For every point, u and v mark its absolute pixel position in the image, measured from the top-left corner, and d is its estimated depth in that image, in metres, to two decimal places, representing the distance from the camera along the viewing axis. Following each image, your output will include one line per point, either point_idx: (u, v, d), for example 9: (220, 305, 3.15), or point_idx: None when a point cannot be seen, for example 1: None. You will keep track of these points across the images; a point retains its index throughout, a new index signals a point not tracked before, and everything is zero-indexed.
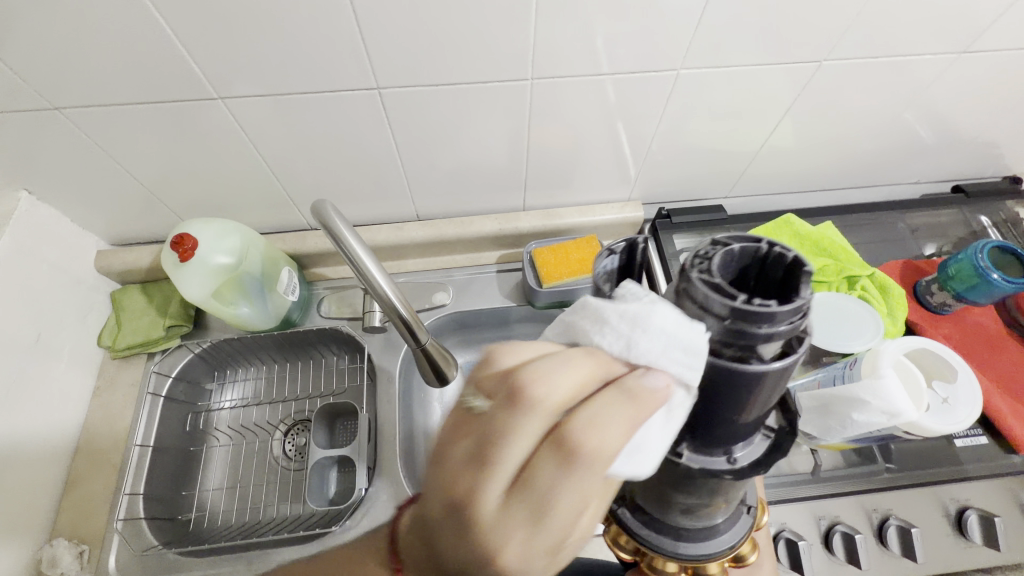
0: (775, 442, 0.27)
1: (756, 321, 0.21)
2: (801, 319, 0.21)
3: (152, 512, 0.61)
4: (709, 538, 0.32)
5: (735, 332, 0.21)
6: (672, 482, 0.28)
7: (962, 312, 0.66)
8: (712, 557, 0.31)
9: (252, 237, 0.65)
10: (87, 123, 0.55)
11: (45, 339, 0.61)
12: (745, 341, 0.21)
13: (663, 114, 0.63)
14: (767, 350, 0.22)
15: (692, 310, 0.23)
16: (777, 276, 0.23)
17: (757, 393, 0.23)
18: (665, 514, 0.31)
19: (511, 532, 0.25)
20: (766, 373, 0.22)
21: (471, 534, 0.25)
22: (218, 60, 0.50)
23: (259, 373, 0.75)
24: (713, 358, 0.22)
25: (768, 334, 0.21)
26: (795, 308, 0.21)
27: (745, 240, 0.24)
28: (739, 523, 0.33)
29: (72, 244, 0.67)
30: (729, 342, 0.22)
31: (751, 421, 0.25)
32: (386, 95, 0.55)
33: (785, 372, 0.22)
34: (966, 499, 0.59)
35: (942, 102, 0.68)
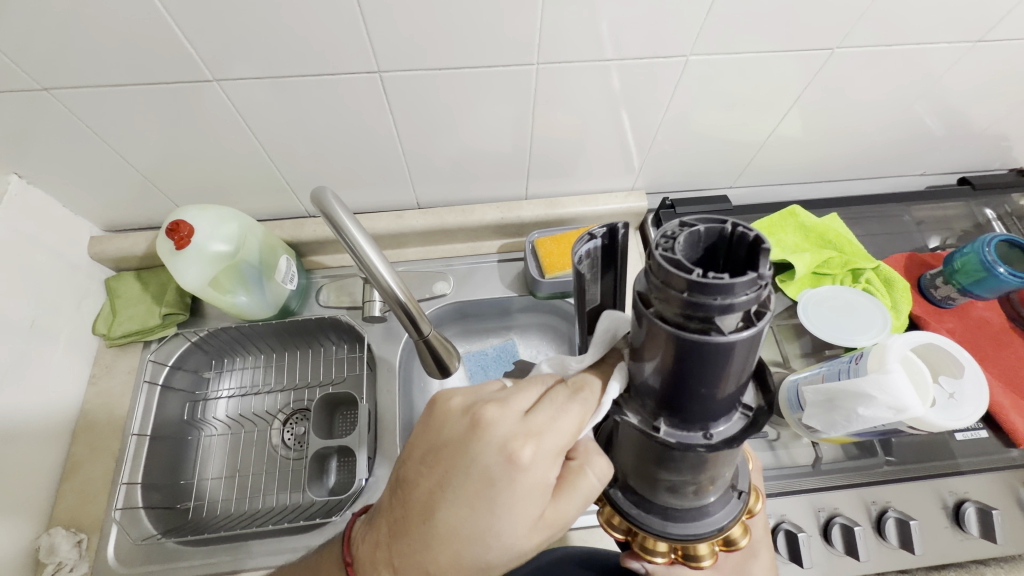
0: (752, 419, 0.26)
1: (712, 293, 0.20)
2: (757, 290, 0.20)
3: (150, 501, 0.61)
4: (698, 518, 0.31)
5: (693, 305, 0.21)
6: (655, 459, 0.28)
7: (966, 306, 0.66)
8: (701, 538, 0.31)
9: (250, 225, 0.64)
10: (79, 105, 0.53)
11: (39, 327, 0.60)
12: (705, 313, 0.21)
13: (671, 102, 0.62)
14: (727, 322, 0.21)
15: (655, 284, 0.22)
16: (740, 253, 0.22)
17: (724, 364, 0.22)
18: (653, 493, 0.31)
19: (511, 432, 0.33)
20: (731, 345, 0.21)
21: (484, 431, 0.34)
22: (213, 39, 0.48)
23: (258, 362, 0.74)
24: (677, 331, 0.22)
25: (726, 305, 0.20)
26: (754, 279, 0.20)
27: (708, 219, 0.22)
28: (730, 506, 0.32)
29: (65, 229, 0.65)
30: (690, 316, 0.21)
31: (725, 395, 0.24)
32: (388, 79, 0.54)
33: (749, 343, 0.22)
34: (963, 492, 0.59)
35: (953, 93, 0.67)
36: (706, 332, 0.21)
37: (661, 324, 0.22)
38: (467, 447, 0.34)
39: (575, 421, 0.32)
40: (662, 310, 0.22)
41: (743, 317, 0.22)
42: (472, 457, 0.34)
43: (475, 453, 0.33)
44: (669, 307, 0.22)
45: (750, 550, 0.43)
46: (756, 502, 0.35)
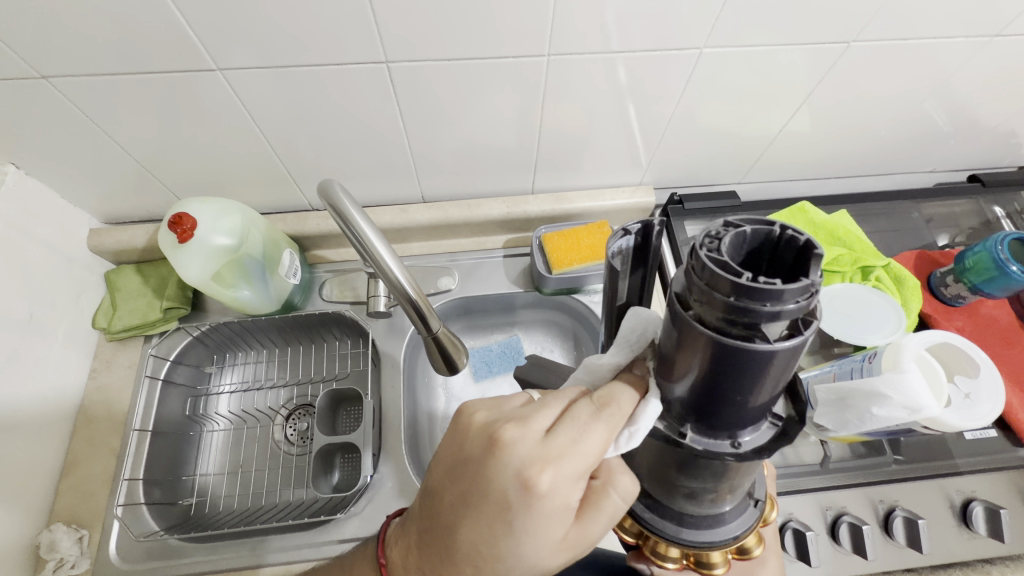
0: (781, 430, 0.25)
1: (761, 300, 0.19)
2: (809, 298, 0.19)
3: (152, 497, 0.60)
4: (713, 527, 0.30)
5: (738, 310, 0.20)
6: (677, 464, 0.27)
7: (976, 304, 0.66)
8: (715, 547, 0.30)
9: (253, 218, 0.63)
10: (78, 94, 0.52)
11: (38, 319, 0.59)
12: (750, 320, 0.20)
13: (681, 96, 0.61)
14: (772, 330, 0.20)
15: (697, 286, 0.21)
16: (789, 257, 0.21)
17: (765, 374, 0.21)
18: (670, 500, 0.30)
19: (538, 456, 0.32)
20: (775, 354, 0.20)
21: (502, 453, 0.32)
22: (215, 27, 0.47)
23: (260, 357, 0.73)
24: (719, 337, 0.21)
25: (774, 313, 0.19)
26: (804, 286, 0.19)
27: (755, 221, 0.21)
28: (746, 515, 0.31)
29: (63, 221, 0.64)
30: (735, 321, 0.20)
31: (759, 404, 0.23)
32: (394, 70, 0.53)
33: (793, 354, 0.21)
34: (971, 492, 0.59)
35: (965, 91, 0.66)
36: (750, 342, 0.20)
37: (701, 329, 0.21)
38: (484, 471, 0.33)
39: (597, 444, 0.31)
40: (702, 314, 0.21)
41: (787, 327, 0.21)
42: (490, 480, 0.32)
43: (493, 478, 0.32)
44: (712, 309, 0.21)
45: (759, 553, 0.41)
46: (769, 511, 0.35)
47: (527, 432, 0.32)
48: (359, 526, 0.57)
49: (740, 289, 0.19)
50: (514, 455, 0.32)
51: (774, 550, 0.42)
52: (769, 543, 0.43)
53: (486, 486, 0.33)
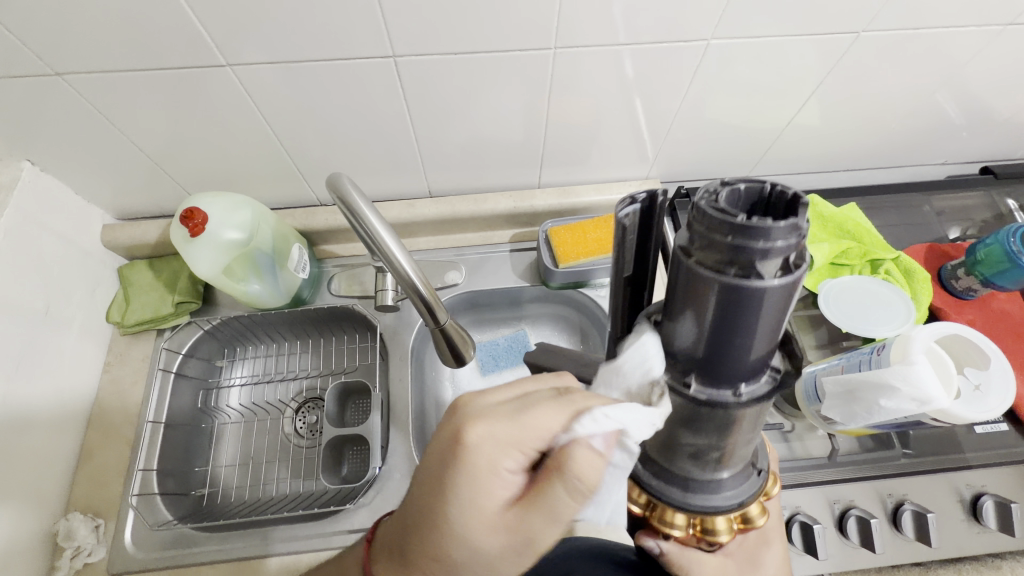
0: (780, 380, 0.25)
1: (753, 236, 0.19)
2: (800, 235, 0.19)
3: (166, 487, 0.61)
4: (717, 489, 0.30)
5: (733, 250, 0.20)
6: (680, 421, 0.27)
7: (988, 298, 0.65)
8: (722, 512, 0.29)
9: (263, 212, 0.63)
10: (91, 91, 0.53)
11: (54, 313, 0.60)
12: (745, 257, 0.20)
13: (688, 90, 0.61)
14: (769, 269, 0.20)
15: (695, 230, 0.21)
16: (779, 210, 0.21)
17: (761, 313, 0.21)
18: (675, 462, 0.29)
19: (491, 417, 0.34)
20: (768, 292, 0.20)
21: (465, 407, 0.36)
22: (224, 22, 0.47)
23: (269, 351, 0.74)
24: (715, 278, 0.21)
25: (765, 250, 0.19)
26: (797, 226, 0.19)
27: (748, 179, 0.22)
28: (750, 483, 0.30)
29: (78, 216, 0.65)
30: (730, 261, 0.20)
31: (760, 350, 0.23)
32: (401, 64, 0.53)
33: (789, 292, 0.20)
34: (981, 486, 0.58)
35: (977, 82, 0.65)
36: (745, 277, 0.20)
37: (700, 272, 0.21)
38: (446, 423, 0.36)
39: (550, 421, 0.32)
40: (700, 259, 0.21)
41: (782, 265, 0.20)
42: (448, 429, 0.36)
43: (450, 428, 0.36)
44: (710, 254, 0.21)
45: (763, 538, 0.43)
46: (773, 485, 0.34)
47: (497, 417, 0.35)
48: (368, 517, 0.57)
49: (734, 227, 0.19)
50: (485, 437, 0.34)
51: (779, 535, 0.43)
52: (774, 528, 0.44)
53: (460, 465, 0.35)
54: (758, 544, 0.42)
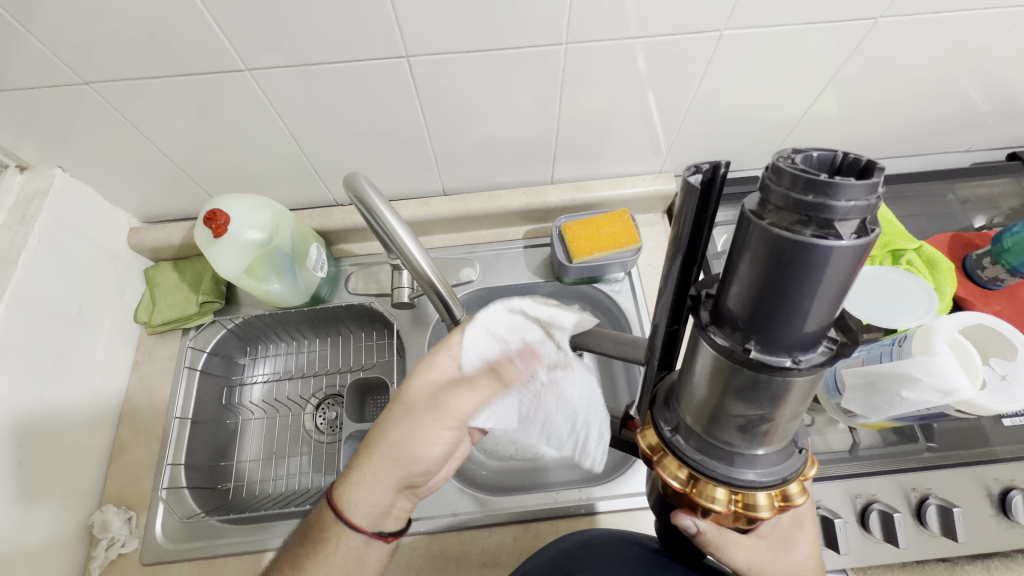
0: (836, 352, 0.23)
1: (831, 194, 0.19)
2: (879, 195, 0.19)
3: (193, 481, 0.63)
4: (757, 466, 0.29)
5: (812, 207, 0.19)
6: (734, 389, 0.25)
7: (1016, 287, 0.63)
8: (763, 488, 0.28)
9: (282, 213, 0.65)
10: (118, 98, 0.54)
11: (86, 313, 0.63)
12: (823, 216, 0.19)
13: (701, 82, 0.61)
14: (846, 229, 0.19)
15: (771, 191, 0.20)
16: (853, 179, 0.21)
17: (835, 277, 0.20)
18: (719, 435, 0.28)
19: None
20: (842, 251, 0.19)
21: None
22: (243, 28, 0.48)
23: (289, 349, 0.76)
24: (790, 237, 0.20)
25: (847, 209, 0.19)
26: (875, 186, 0.19)
27: (820, 148, 0.21)
28: (790, 460, 0.30)
29: (107, 220, 0.68)
30: (807, 218, 0.20)
31: (823, 316, 0.22)
32: (414, 64, 0.54)
33: (863, 254, 0.19)
34: (1010, 480, 0.57)
35: (1003, 65, 0.64)
36: (823, 236, 0.19)
37: (774, 231, 0.20)
38: None
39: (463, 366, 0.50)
40: (774, 219, 0.21)
41: (856, 227, 0.20)
42: None
43: None
44: (785, 213, 0.20)
45: (796, 521, 0.42)
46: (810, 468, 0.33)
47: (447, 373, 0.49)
48: None
49: (814, 185, 0.19)
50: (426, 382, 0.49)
51: (810, 520, 0.43)
52: (805, 512, 0.44)
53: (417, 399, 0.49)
54: (791, 526, 0.42)
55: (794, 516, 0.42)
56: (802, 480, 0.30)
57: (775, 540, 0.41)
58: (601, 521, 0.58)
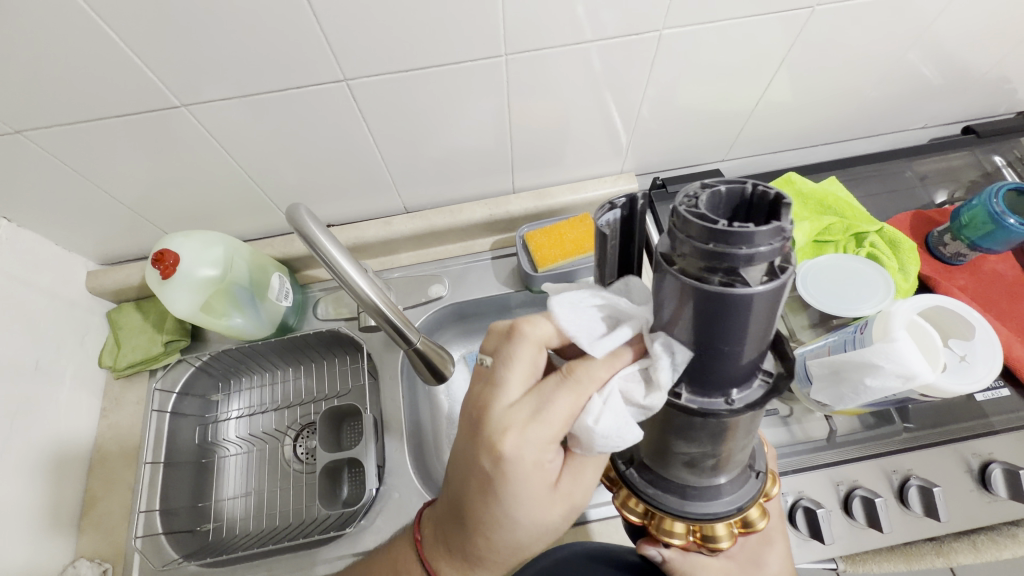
0: (772, 386, 0.25)
1: (735, 243, 0.19)
2: (780, 240, 0.19)
3: (170, 526, 0.62)
4: (715, 497, 0.30)
5: (715, 256, 0.20)
6: (676, 431, 0.27)
7: (977, 261, 0.65)
8: (720, 518, 0.30)
9: (236, 246, 0.64)
10: (54, 144, 0.53)
11: (44, 365, 0.61)
12: (728, 265, 0.20)
13: (649, 80, 0.60)
14: (753, 275, 0.20)
15: (680, 241, 0.21)
16: (762, 210, 0.21)
17: (752, 321, 0.21)
18: (671, 472, 0.30)
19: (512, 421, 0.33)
20: (755, 297, 0.20)
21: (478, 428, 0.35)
22: (176, 64, 0.47)
23: (264, 381, 0.75)
24: (699, 287, 0.21)
25: (750, 256, 0.19)
26: (778, 229, 0.19)
27: (730, 184, 0.21)
28: (746, 486, 0.31)
29: (60, 268, 0.66)
30: (713, 268, 0.20)
31: (750, 358, 0.23)
32: (356, 87, 0.53)
33: (774, 296, 0.20)
34: (989, 453, 0.57)
35: (948, 40, 0.64)
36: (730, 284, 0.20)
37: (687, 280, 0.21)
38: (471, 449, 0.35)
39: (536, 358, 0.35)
40: (684, 266, 0.21)
41: (766, 269, 0.20)
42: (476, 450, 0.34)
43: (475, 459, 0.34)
44: (694, 260, 0.20)
45: (765, 537, 0.41)
46: (771, 486, 0.35)
47: (501, 396, 0.34)
48: (373, 539, 0.57)
49: (717, 235, 0.19)
50: (483, 429, 0.34)
51: (781, 531, 0.42)
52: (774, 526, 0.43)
53: (467, 461, 0.35)
54: (759, 544, 0.41)
55: (762, 532, 0.42)
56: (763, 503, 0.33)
57: (744, 559, 0.40)
58: (586, 532, 0.57)
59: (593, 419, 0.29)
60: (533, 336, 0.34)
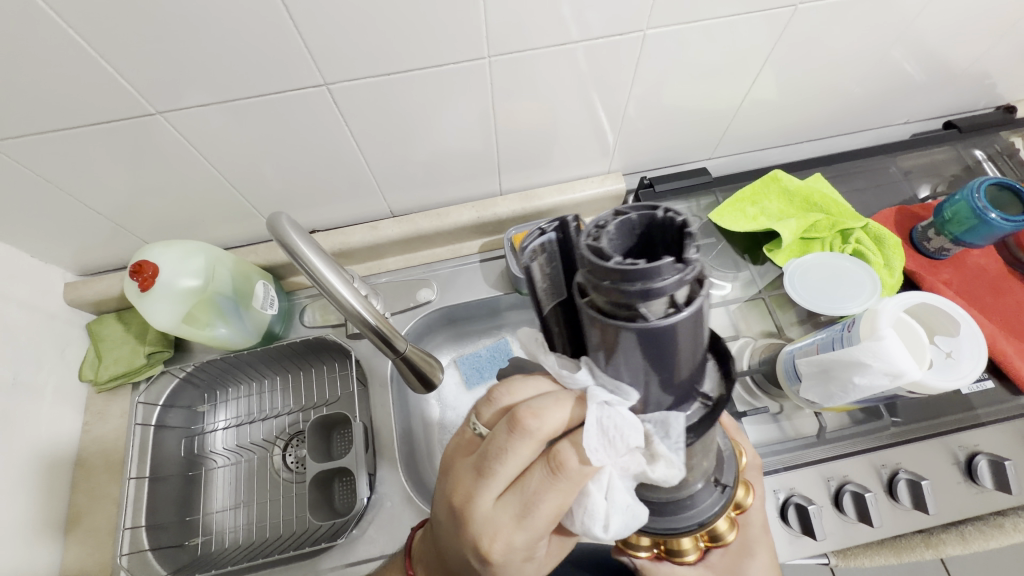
0: (711, 408, 0.26)
1: (626, 281, 0.19)
2: (671, 279, 0.19)
3: (158, 541, 0.60)
4: (679, 514, 0.32)
5: (613, 292, 0.20)
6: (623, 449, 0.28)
7: (962, 255, 0.65)
8: (679, 532, 0.32)
9: (218, 255, 0.63)
10: (25, 154, 0.51)
11: (21, 380, 0.59)
12: (626, 302, 0.20)
13: (636, 79, 0.60)
14: (655, 308, 0.20)
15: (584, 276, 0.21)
16: (671, 237, 0.21)
17: (668, 347, 0.21)
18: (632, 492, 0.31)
19: (503, 521, 0.32)
20: (663, 329, 0.20)
21: (465, 521, 0.33)
22: (150, 70, 0.46)
23: (250, 391, 0.74)
24: (606, 319, 0.21)
25: (647, 292, 0.19)
26: (674, 262, 0.19)
27: (640, 209, 0.21)
28: (711, 501, 0.32)
29: (37, 280, 0.64)
30: (616, 303, 0.20)
31: (683, 379, 0.24)
32: (337, 91, 0.52)
33: (686, 326, 0.21)
34: (975, 445, 0.58)
35: (930, 36, 0.64)
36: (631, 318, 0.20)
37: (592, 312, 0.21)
38: (456, 531, 0.34)
39: (529, 455, 0.31)
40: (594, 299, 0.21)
41: (670, 302, 0.20)
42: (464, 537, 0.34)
43: (460, 538, 0.34)
44: (598, 294, 0.21)
45: (745, 547, 0.42)
46: (745, 496, 0.36)
47: (488, 492, 0.32)
48: (365, 549, 0.56)
49: (610, 272, 0.19)
50: (467, 521, 0.33)
51: (765, 543, 0.43)
52: (760, 538, 0.43)
53: (451, 542, 0.35)
54: (739, 554, 0.41)
55: (742, 542, 0.42)
56: (731, 517, 0.34)
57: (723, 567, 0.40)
58: None
59: (602, 526, 0.30)
60: (536, 435, 0.30)
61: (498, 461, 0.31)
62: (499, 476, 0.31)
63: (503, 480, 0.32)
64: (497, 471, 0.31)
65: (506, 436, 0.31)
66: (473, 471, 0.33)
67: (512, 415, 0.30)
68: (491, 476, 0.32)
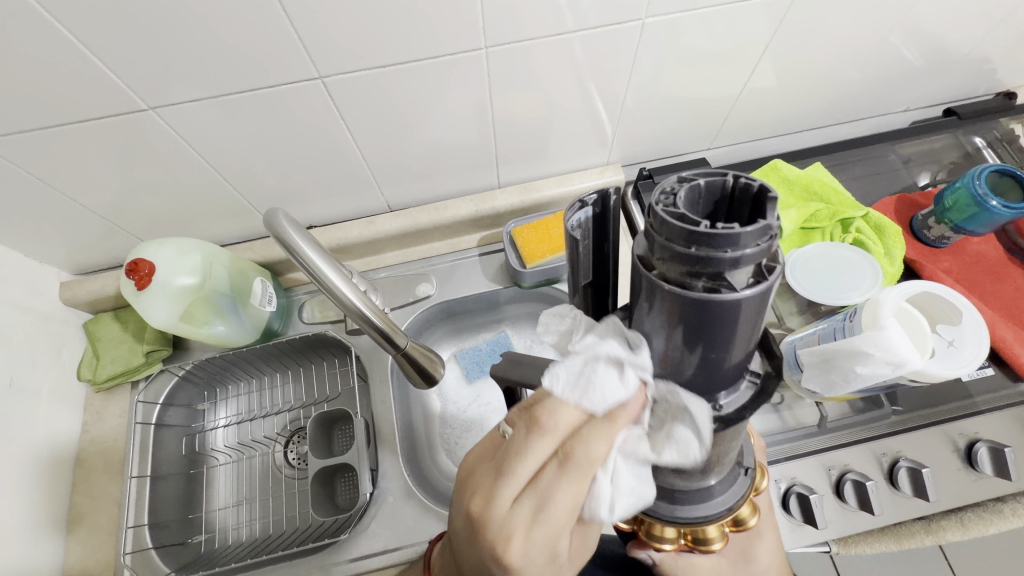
0: (761, 386, 0.25)
1: (716, 245, 0.18)
2: (766, 241, 0.18)
3: (160, 540, 0.60)
4: (710, 499, 0.31)
5: (697, 261, 0.19)
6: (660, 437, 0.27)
7: (961, 243, 0.65)
8: (710, 519, 0.31)
9: (215, 252, 0.62)
10: (15, 152, 0.50)
11: (18, 381, 0.58)
12: (710, 270, 0.19)
13: (634, 69, 0.59)
14: (738, 277, 0.19)
15: (657, 243, 0.20)
16: (744, 205, 0.20)
17: (737, 323, 0.20)
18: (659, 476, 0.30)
19: (518, 529, 0.30)
20: (741, 302, 0.20)
21: (479, 530, 0.31)
22: (140, 65, 0.45)
23: (250, 389, 0.74)
24: (683, 292, 0.20)
25: (735, 259, 0.18)
26: (762, 228, 0.19)
27: (709, 173, 0.21)
28: (737, 484, 0.31)
29: (31, 280, 0.63)
30: (696, 273, 0.19)
31: (735, 363, 0.23)
32: (331, 84, 0.51)
33: (760, 300, 0.20)
34: (975, 432, 0.58)
35: (929, 21, 0.64)
36: (713, 289, 0.19)
37: (665, 286, 0.20)
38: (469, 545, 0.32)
39: (545, 448, 0.29)
40: (664, 272, 0.21)
41: (752, 271, 0.20)
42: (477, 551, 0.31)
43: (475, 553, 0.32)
44: (673, 265, 0.20)
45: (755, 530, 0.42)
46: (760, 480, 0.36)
47: (501, 497, 0.30)
48: (368, 544, 0.56)
49: (695, 237, 0.19)
50: (482, 534, 0.31)
51: (771, 524, 0.43)
52: (765, 517, 0.44)
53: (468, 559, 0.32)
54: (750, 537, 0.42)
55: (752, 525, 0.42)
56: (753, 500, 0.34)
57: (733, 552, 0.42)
58: None
59: (608, 509, 0.28)
60: (553, 429, 0.29)
61: (515, 457, 0.30)
62: (515, 472, 0.30)
63: (519, 480, 0.30)
64: (513, 469, 0.30)
65: (524, 430, 0.29)
66: (487, 476, 0.32)
67: (529, 406, 0.29)
68: (507, 474, 0.30)
